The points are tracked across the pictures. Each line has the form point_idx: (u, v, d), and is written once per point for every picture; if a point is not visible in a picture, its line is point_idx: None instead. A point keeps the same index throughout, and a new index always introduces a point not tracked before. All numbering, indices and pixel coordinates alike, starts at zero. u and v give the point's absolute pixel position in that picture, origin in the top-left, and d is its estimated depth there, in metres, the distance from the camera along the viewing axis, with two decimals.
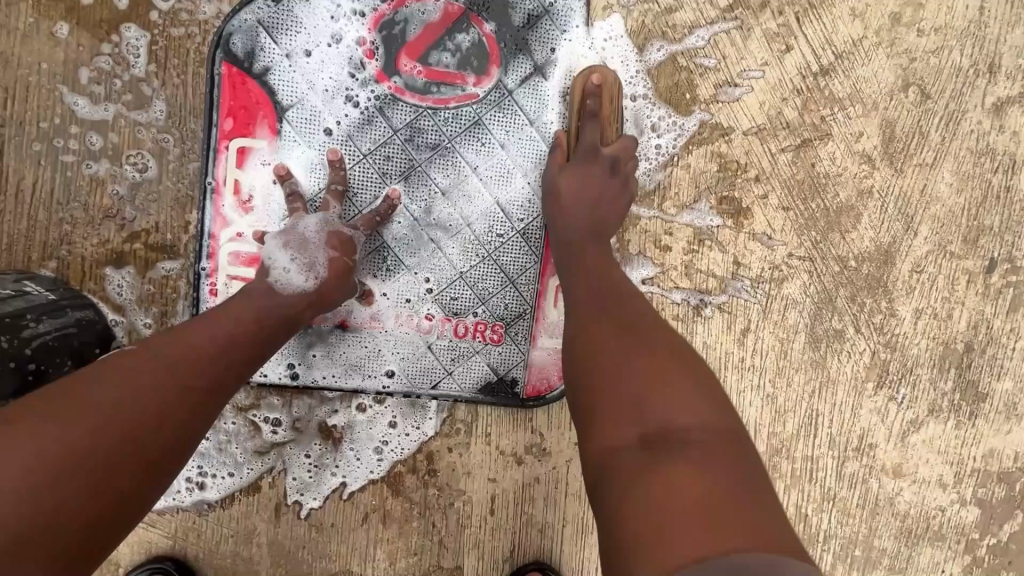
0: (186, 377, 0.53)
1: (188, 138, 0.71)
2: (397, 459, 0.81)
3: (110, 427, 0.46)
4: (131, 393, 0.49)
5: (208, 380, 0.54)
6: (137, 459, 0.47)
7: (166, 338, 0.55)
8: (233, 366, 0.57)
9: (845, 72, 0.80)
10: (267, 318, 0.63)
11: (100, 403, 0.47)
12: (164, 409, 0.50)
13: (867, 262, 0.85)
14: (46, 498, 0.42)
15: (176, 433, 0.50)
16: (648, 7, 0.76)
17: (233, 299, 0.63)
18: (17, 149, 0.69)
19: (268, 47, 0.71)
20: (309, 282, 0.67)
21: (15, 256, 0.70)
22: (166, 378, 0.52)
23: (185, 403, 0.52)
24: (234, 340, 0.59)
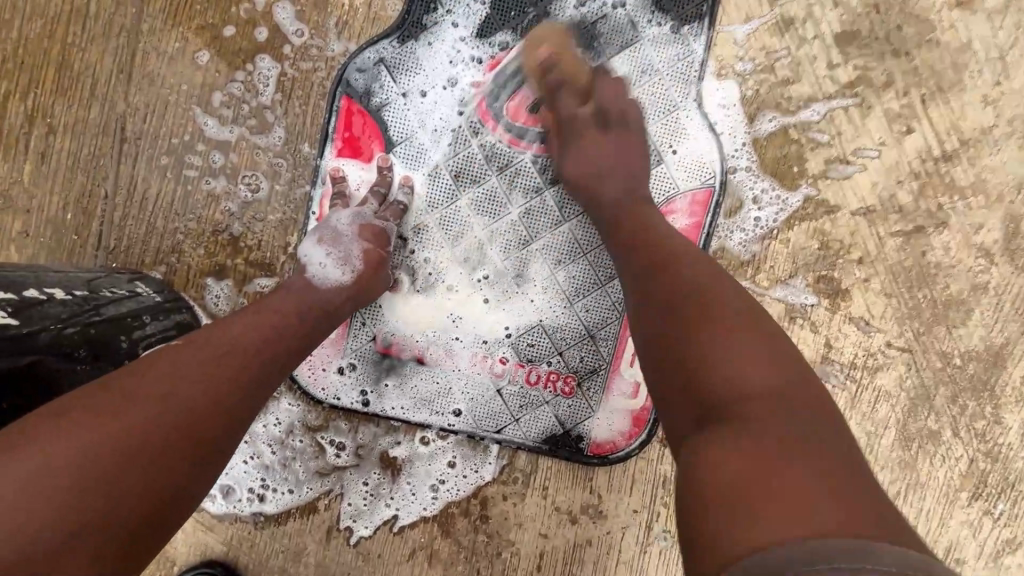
0: (232, 373, 0.53)
1: (300, 164, 0.74)
2: (451, 499, 0.80)
3: (160, 416, 0.47)
4: (176, 383, 0.49)
5: (253, 373, 0.54)
6: (187, 444, 0.48)
7: (211, 332, 0.55)
8: (277, 359, 0.57)
9: (970, 160, 0.75)
10: (308, 311, 0.62)
11: (148, 393, 0.48)
12: (211, 395, 0.50)
13: (974, 361, 0.79)
14: (97, 489, 0.42)
15: (223, 419, 0.50)
16: (765, 76, 0.74)
17: (271, 294, 0.63)
18: (148, 160, 0.73)
19: (387, 85, 0.73)
20: (346, 275, 0.67)
21: (130, 258, 0.74)
22: (214, 373, 0.52)
23: (231, 394, 0.52)
24: (277, 333, 0.58)
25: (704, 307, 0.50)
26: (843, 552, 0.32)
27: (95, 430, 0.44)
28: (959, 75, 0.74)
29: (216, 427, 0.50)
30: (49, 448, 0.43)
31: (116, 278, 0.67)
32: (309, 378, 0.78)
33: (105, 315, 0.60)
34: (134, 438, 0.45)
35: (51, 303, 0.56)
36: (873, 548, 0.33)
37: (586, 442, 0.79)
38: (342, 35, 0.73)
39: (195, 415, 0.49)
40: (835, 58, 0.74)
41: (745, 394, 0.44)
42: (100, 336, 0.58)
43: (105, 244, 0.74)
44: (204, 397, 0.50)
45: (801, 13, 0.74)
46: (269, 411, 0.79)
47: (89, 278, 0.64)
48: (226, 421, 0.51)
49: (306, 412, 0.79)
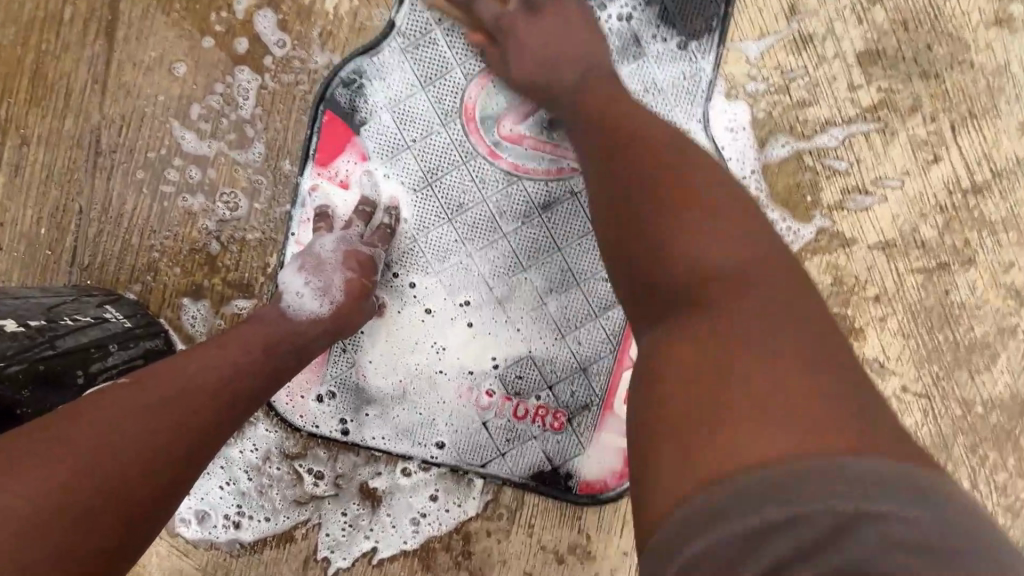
0: (185, 415, 0.49)
1: (280, 181, 0.71)
2: (433, 534, 0.77)
3: (111, 459, 0.44)
4: (130, 422, 0.46)
5: (207, 416, 0.51)
6: (130, 496, 0.44)
7: (166, 369, 0.52)
8: (235, 400, 0.54)
9: (1002, 193, 0.69)
10: (279, 342, 0.60)
11: (97, 432, 0.45)
12: (169, 434, 0.48)
13: (998, 410, 0.73)
14: (34, 544, 0.39)
15: (183, 459, 0.48)
16: (778, 98, 0.69)
17: (244, 325, 0.61)
18: (123, 175, 0.70)
19: (371, 98, 0.69)
20: (324, 308, 0.64)
21: (105, 275, 0.72)
22: (164, 415, 0.48)
23: (180, 441, 0.48)
24: (238, 370, 0.55)
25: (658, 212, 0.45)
26: (782, 486, 0.31)
27: (32, 477, 0.41)
28: (993, 100, 0.68)
29: (175, 468, 0.47)
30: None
31: (83, 302, 0.63)
32: (288, 405, 0.75)
33: (60, 348, 0.57)
34: (81, 485, 0.42)
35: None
36: (867, 471, 0.31)
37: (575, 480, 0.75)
38: (326, 47, 0.69)
39: (144, 462, 0.46)
40: (856, 79, 0.68)
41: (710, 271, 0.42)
42: (51, 373, 0.56)
43: (79, 261, 0.71)
44: (161, 438, 0.47)
45: (821, 29, 0.68)
46: (246, 436, 0.76)
47: (52, 303, 0.60)
48: (188, 458, 0.48)
49: (284, 439, 0.76)
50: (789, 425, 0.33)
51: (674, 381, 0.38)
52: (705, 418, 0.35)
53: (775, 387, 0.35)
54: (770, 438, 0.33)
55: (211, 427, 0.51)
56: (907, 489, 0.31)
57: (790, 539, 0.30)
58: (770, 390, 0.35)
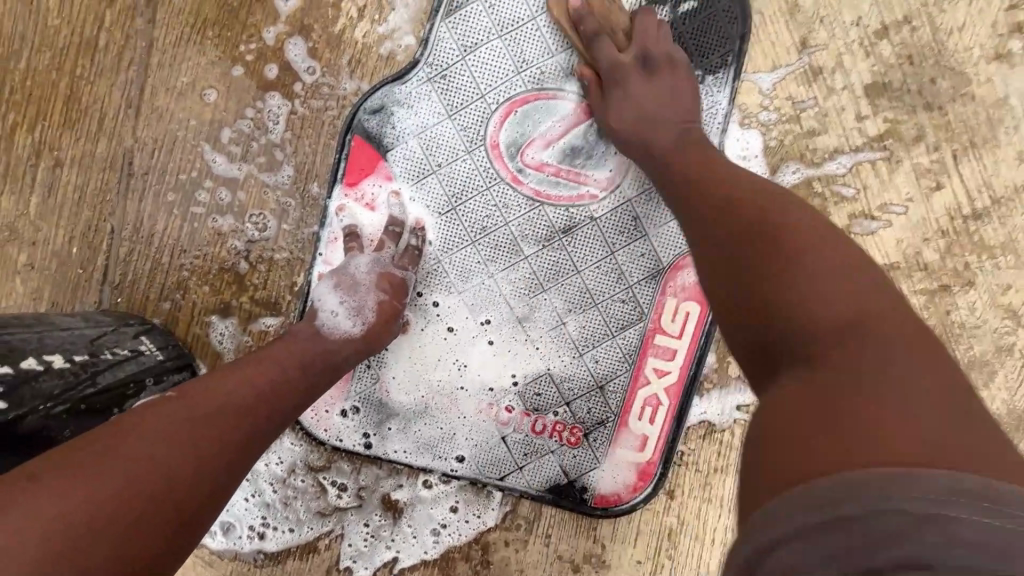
0: (224, 433, 0.51)
1: (308, 203, 0.73)
2: (453, 544, 0.79)
3: (154, 474, 0.45)
4: (171, 440, 0.48)
5: (244, 434, 0.52)
6: (171, 511, 0.45)
7: (208, 385, 0.54)
8: (271, 418, 0.55)
9: (1001, 220, 0.73)
10: (311, 362, 0.62)
11: (143, 449, 0.46)
12: (207, 452, 0.49)
13: (995, 425, 0.76)
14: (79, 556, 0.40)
15: (219, 478, 0.49)
16: (790, 127, 0.72)
17: (279, 341, 0.63)
18: (154, 196, 0.72)
19: (399, 124, 0.71)
20: (356, 327, 0.67)
21: (135, 293, 0.73)
22: (205, 432, 0.50)
23: (219, 457, 0.50)
24: (273, 388, 0.57)
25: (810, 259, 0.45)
26: (892, 485, 0.33)
27: (80, 491, 0.42)
28: (993, 131, 0.71)
29: (211, 487, 0.49)
30: (31, 515, 0.40)
31: (121, 334, 0.66)
32: (313, 419, 0.77)
33: (100, 386, 0.59)
34: (125, 500, 0.43)
35: (47, 374, 0.55)
36: (929, 477, 0.33)
37: (590, 493, 0.77)
38: (354, 74, 0.71)
39: (185, 476, 0.47)
40: (864, 110, 0.71)
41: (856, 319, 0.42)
42: (91, 411, 0.58)
43: (110, 279, 0.73)
44: (202, 453, 0.49)
45: (830, 62, 0.71)
46: (271, 450, 0.79)
47: (93, 335, 0.63)
48: (223, 478, 0.50)
49: (309, 453, 0.78)
50: (941, 448, 0.35)
51: (833, 374, 0.40)
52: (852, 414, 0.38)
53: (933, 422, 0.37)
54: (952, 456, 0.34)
55: (246, 446, 0.52)
56: (981, 491, 0.32)
57: (871, 530, 0.31)
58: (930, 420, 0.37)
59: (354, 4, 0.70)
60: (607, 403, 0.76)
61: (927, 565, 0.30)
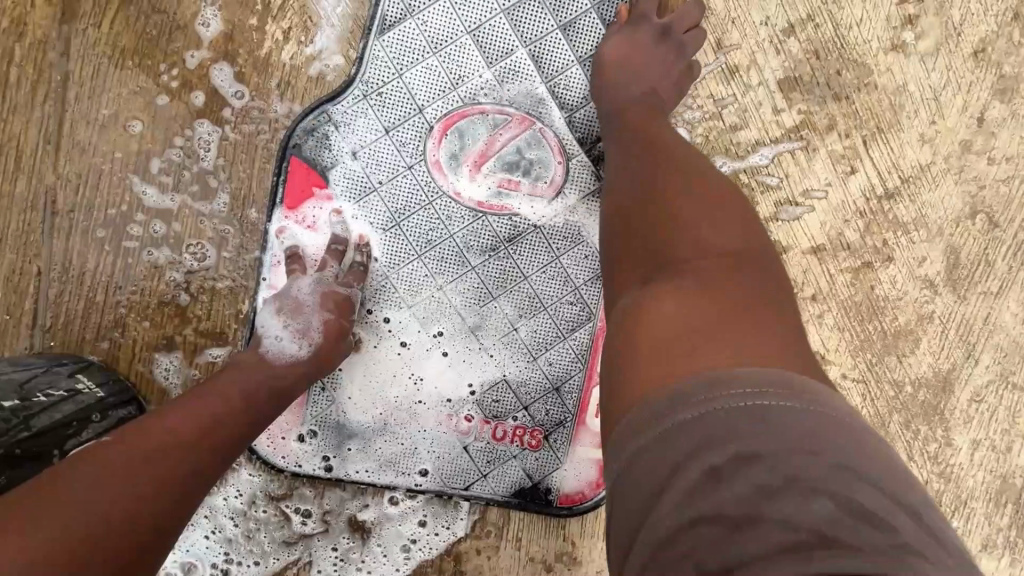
0: (167, 469, 0.49)
1: (248, 229, 0.72)
2: (425, 559, 0.79)
3: (92, 517, 0.44)
4: (108, 482, 0.46)
5: (189, 469, 0.51)
6: (113, 555, 0.44)
7: (147, 423, 0.52)
8: (217, 450, 0.54)
9: (911, 197, 0.78)
10: (258, 390, 0.61)
11: (80, 494, 0.44)
12: (155, 483, 0.48)
13: (924, 388, 0.82)
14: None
15: (165, 515, 0.48)
16: (713, 123, 0.75)
17: (224, 372, 0.61)
18: (83, 233, 0.70)
19: (335, 144, 0.71)
20: (303, 349, 0.66)
21: (71, 335, 0.71)
22: (147, 470, 0.48)
23: (164, 493, 0.48)
24: (217, 420, 0.55)
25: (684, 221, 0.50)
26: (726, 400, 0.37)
27: (18, 539, 0.40)
28: (896, 116, 0.77)
29: (161, 522, 0.47)
30: None
31: (55, 373, 0.63)
32: (270, 448, 0.76)
33: (35, 428, 0.57)
34: (63, 546, 0.42)
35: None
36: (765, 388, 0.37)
37: (555, 494, 0.78)
38: (285, 96, 0.71)
39: (127, 516, 0.45)
40: (779, 103, 0.75)
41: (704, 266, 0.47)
42: (25, 455, 0.55)
43: (41, 323, 0.70)
44: (143, 492, 0.47)
45: (745, 60, 0.75)
46: (229, 483, 0.77)
47: (24, 377, 0.60)
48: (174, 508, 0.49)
49: (268, 482, 0.77)
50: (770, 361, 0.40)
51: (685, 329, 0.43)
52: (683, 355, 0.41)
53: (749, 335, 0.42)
54: (762, 362, 0.39)
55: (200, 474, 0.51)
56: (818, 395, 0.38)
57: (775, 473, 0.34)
58: (760, 326, 0.43)
59: (278, 26, 0.70)
60: (564, 404, 0.77)
61: (792, 478, 0.34)
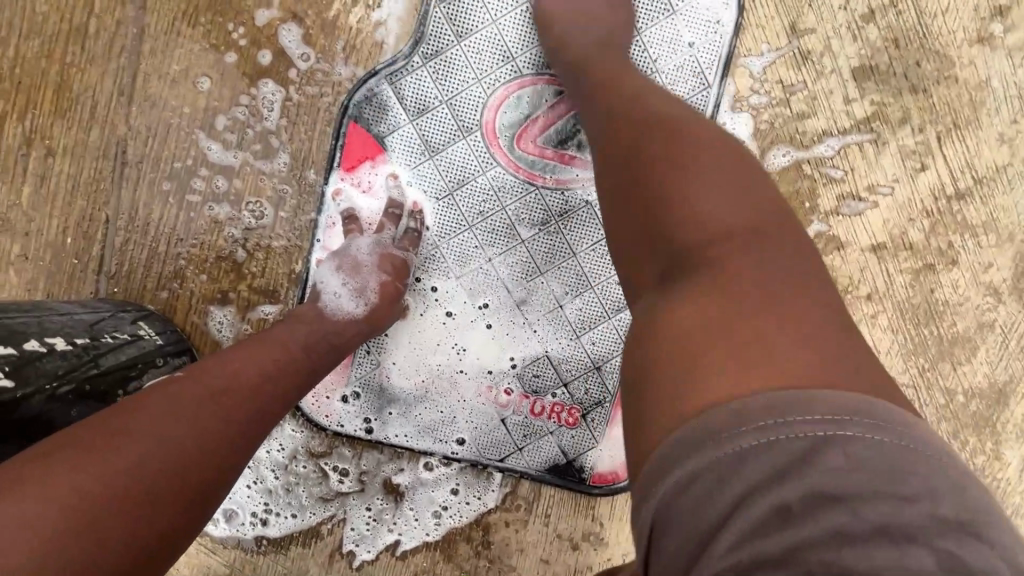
0: (234, 409, 0.51)
1: (305, 191, 0.73)
2: (454, 526, 0.81)
3: (168, 448, 0.45)
4: (180, 416, 0.47)
5: (253, 410, 0.52)
6: (185, 482, 0.45)
7: (211, 363, 0.53)
8: (278, 396, 0.55)
9: (983, 199, 0.75)
10: (317, 342, 0.62)
11: (157, 426, 0.46)
12: (217, 433, 0.48)
13: (977, 398, 0.79)
14: (99, 532, 0.40)
15: (233, 454, 0.49)
16: (780, 110, 0.73)
17: (284, 324, 0.63)
18: (149, 185, 0.72)
19: (393, 110, 0.72)
20: (359, 307, 0.67)
21: (133, 283, 0.73)
22: (214, 410, 0.49)
23: (228, 434, 0.49)
24: (279, 367, 0.57)
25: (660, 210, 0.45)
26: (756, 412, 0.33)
27: (103, 461, 0.42)
28: (976, 112, 0.73)
29: (227, 460, 0.49)
30: (49, 484, 0.39)
31: (119, 318, 0.66)
32: (314, 406, 0.78)
33: (103, 366, 0.59)
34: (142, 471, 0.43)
35: (49, 356, 0.54)
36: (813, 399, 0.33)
37: (589, 472, 0.79)
38: (349, 60, 0.71)
39: (202, 454, 0.47)
40: (851, 92, 0.73)
41: (713, 241, 0.43)
42: (93, 391, 0.57)
43: (106, 269, 0.73)
44: (216, 430, 0.48)
45: (819, 46, 0.72)
46: (273, 437, 0.79)
47: (93, 319, 0.63)
48: (236, 454, 0.49)
49: (310, 439, 0.79)
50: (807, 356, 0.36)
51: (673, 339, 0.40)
52: (721, 353, 0.37)
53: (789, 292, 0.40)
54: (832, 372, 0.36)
55: (256, 426, 0.52)
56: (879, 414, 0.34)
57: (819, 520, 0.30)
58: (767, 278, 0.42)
59: None
60: (604, 383, 0.78)
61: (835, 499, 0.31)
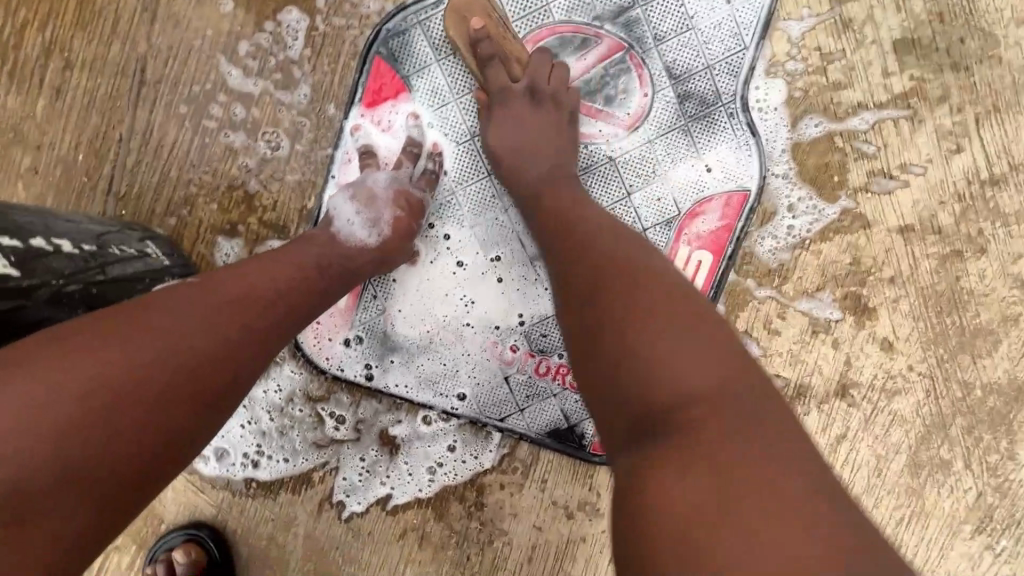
0: (246, 319, 0.48)
1: (323, 124, 0.71)
2: (448, 484, 0.79)
3: (175, 351, 0.43)
4: (188, 321, 0.45)
5: (265, 322, 0.50)
6: (191, 390, 0.43)
7: (225, 274, 0.51)
8: (292, 312, 0.53)
9: (1017, 186, 0.73)
10: (331, 263, 0.60)
11: (165, 328, 0.44)
12: (227, 342, 0.46)
13: (995, 394, 0.77)
14: (101, 433, 0.39)
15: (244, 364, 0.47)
16: (815, 78, 0.71)
17: (296, 243, 0.61)
18: (166, 107, 0.71)
19: (421, 47, 0.70)
20: (372, 238, 0.65)
21: (141, 206, 0.72)
22: (224, 317, 0.47)
23: (240, 344, 0.47)
24: (292, 284, 0.54)
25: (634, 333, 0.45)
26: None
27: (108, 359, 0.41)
28: (1018, 95, 0.71)
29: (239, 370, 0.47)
30: (51, 383, 0.38)
31: (126, 235, 0.64)
32: (315, 347, 0.76)
33: (109, 274, 0.58)
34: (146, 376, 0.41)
35: (56, 255, 0.53)
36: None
37: (590, 439, 0.77)
38: None
39: (211, 361, 0.45)
40: (890, 66, 0.71)
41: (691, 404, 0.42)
42: (100, 296, 0.56)
43: (115, 190, 0.71)
44: (226, 338, 0.46)
45: (860, 15, 0.70)
46: (271, 377, 0.77)
47: (100, 231, 0.61)
48: (247, 365, 0.47)
49: (308, 382, 0.77)
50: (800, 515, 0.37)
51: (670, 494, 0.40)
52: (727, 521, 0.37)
53: (792, 450, 0.41)
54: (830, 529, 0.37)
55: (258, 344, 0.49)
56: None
57: None
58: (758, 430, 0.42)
59: None
60: None
61: None
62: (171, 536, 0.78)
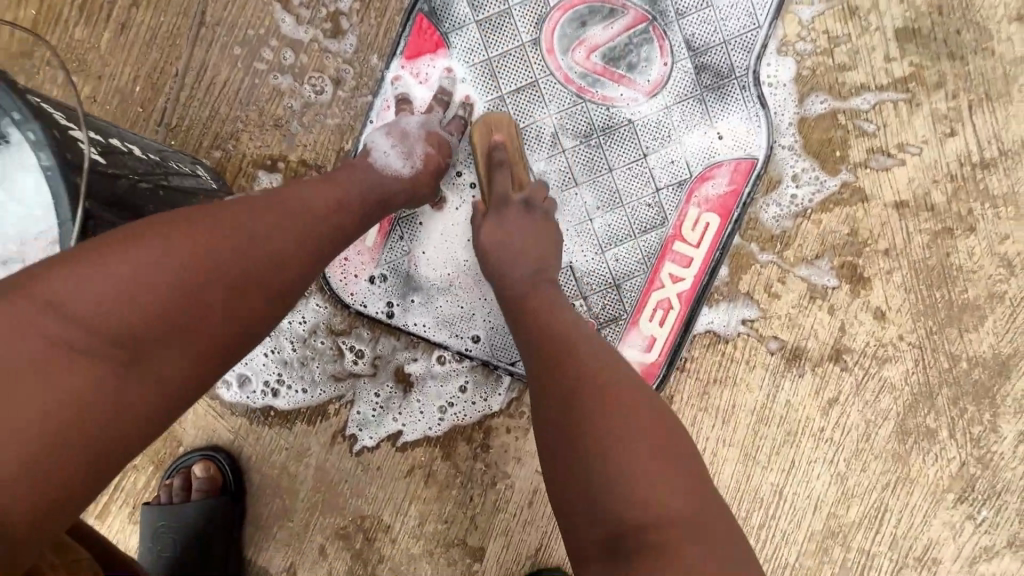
0: (297, 249, 0.52)
1: (366, 73, 0.77)
2: (457, 424, 0.83)
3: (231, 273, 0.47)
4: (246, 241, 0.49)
5: (313, 252, 0.54)
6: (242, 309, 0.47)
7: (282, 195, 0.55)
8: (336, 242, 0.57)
9: (1006, 171, 0.78)
10: (372, 195, 0.64)
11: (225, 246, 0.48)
12: (279, 271, 0.50)
13: (980, 368, 0.81)
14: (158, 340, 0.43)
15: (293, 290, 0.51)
16: (823, 59, 0.77)
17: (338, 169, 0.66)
18: (221, 48, 0.76)
19: (462, 6, 0.76)
20: (406, 168, 0.70)
21: (189, 138, 0.77)
22: (279, 241, 0.51)
23: (290, 270, 0.51)
24: (338, 209, 0.59)
25: (608, 420, 0.50)
26: None
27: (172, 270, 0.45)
28: (1008, 86, 0.77)
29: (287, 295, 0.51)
30: (119, 290, 0.42)
31: (180, 156, 0.69)
32: (341, 282, 0.81)
33: (172, 183, 0.63)
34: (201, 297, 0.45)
35: (130, 155, 0.60)
36: None
37: None
38: None
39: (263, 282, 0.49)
40: (892, 52, 0.77)
41: (647, 525, 0.47)
42: (168, 198, 0.61)
43: (166, 122, 0.77)
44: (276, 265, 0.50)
45: (866, 4, 0.76)
46: (298, 308, 0.82)
47: (159, 148, 0.67)
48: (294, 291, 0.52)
49: (332, 315, 0.82)
50: None
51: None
52: None
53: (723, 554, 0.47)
54: None
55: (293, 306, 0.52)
56: None
57: None
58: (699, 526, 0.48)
59: None
60: (622, 300, 0.80)
61: None
62: (187, 457, 0.83)
